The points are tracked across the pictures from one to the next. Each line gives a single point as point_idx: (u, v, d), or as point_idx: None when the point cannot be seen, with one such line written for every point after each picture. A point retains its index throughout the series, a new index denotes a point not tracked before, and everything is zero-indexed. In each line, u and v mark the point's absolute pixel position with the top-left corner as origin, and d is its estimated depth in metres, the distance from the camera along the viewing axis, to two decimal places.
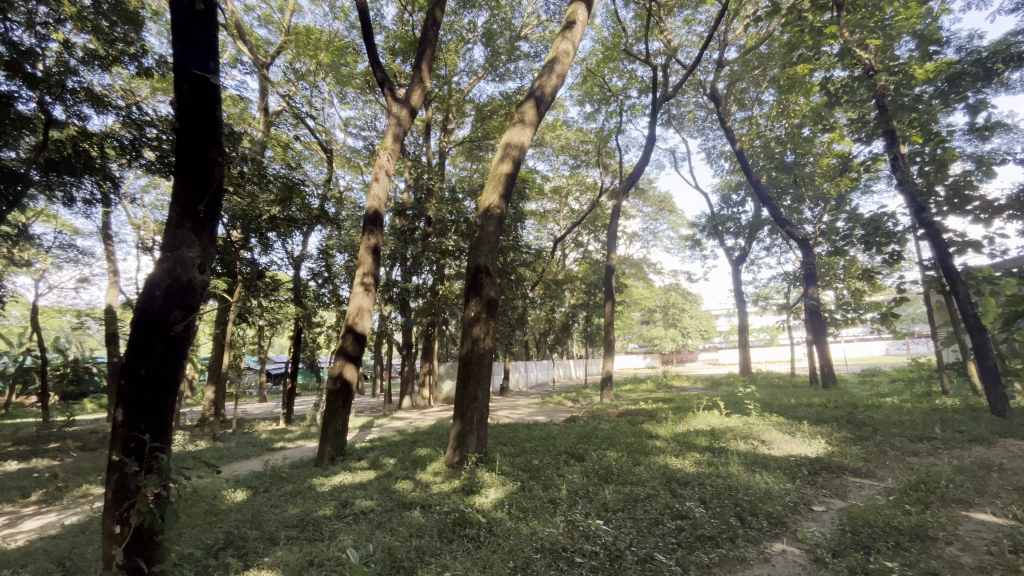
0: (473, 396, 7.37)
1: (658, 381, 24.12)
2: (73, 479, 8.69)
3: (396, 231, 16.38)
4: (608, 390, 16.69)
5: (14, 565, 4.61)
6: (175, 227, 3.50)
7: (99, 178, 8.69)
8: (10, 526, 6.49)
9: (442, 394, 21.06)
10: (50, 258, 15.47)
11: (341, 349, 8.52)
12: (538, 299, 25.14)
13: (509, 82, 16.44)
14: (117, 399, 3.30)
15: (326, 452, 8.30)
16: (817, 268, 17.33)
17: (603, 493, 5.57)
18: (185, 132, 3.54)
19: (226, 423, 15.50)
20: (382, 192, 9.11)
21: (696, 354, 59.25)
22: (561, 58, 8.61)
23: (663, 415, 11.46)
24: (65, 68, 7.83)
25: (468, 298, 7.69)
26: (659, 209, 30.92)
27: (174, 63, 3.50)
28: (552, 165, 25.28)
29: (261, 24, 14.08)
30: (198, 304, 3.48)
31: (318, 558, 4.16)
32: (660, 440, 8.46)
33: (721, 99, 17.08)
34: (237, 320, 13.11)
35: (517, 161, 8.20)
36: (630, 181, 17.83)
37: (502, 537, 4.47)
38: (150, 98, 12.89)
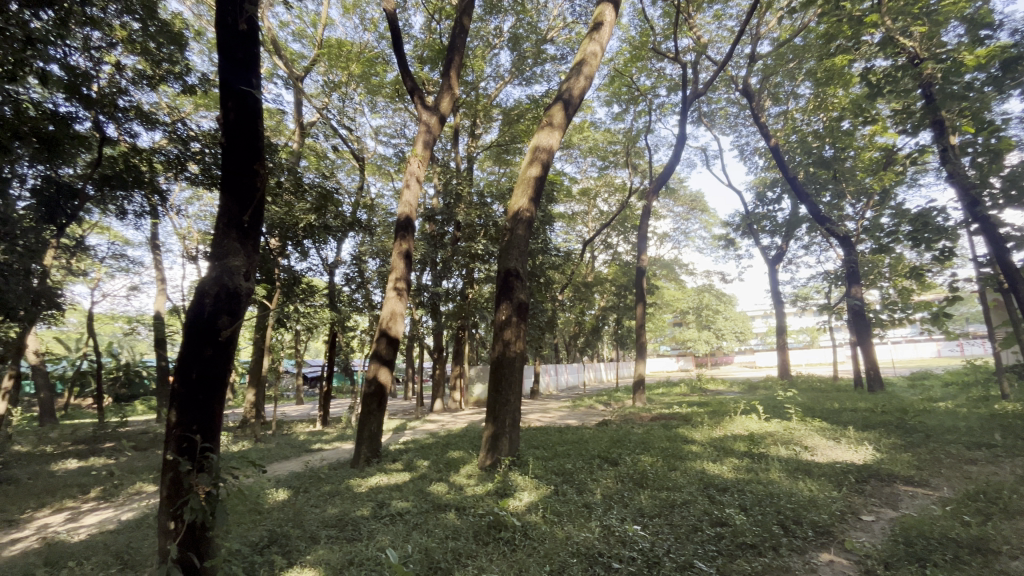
0: (505, 398, 7.40)
1: (692, 383, 23.60)
2: (127, 477, 9.17)
3: (427, 236, 16.64)
4: (640, 393, 16.43)
5: (77, 556, 4.90)
6: (222, 237, 3.66)
7: (149, 191, 9.24)
8: (73, 520, 6.93)
9: (473, 397, 21.19)
10: (104, 268, 16.40)
11: (375, 352, 8.67)
12: (568, 301, 25.07)
13: (536, 85, 16.47)
14: (170, 401, 3.48)
15: (362, 453, 8.50)
16: (860, 266, 16.63)
17: (638, 498, 5.48)
18: (230, 146, 3.71)
19: (266, 424, 16.05)
20: (413, 198, 9.26)
21: (731, 357, 57.64)
22: (589, 60, 8.57)
23: (699, 420, 11.19)
24: (116, 89, 8.30)
25: (499, 301, 7.72)
26: (690, 209, 30.30)
27: (220, 80, 3.67)
28: (580, 167, 25.16)
29: (295, 39, 14.59)
30: (244, 310, 3.62)
31: (358, 557, 4.25)
32: (697, 445, 8.27)
33: (755, 95, 16.63)
34: (276, 325, 13.57)
35: (546, 164, 8.20)
36: (660, 181, 17.54)
37: (538, 541, 4.47)
38: (193, 114, 13.53)
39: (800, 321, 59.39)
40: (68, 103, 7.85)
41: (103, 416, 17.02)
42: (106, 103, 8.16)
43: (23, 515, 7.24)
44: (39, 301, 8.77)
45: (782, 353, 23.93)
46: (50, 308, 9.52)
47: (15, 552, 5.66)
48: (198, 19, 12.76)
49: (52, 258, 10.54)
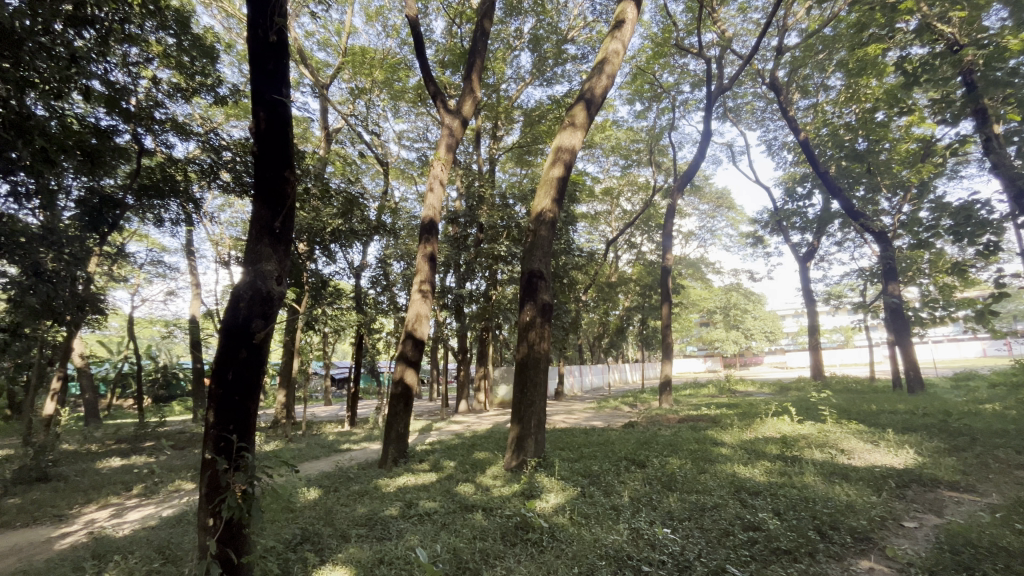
0: (530, 399, 7.39)
1: (719, 385, 23.15)
2: (166, 475, 9.54)
3: (450, 238, 16.75)
4: (667, 395, 16.17)
5: (121, 551, 5.11)
6: (256, 243, 3.78)
7: (183, 200, 9.78)
8: (118, 516, 7.24)
9: (497, 398, 21.24)
10: (143, 274, 17.10)
11: (400, 354, 8.78)
12: (591, 302, 24.91)
13: (557, 85, 16.42)
14: (208, 402, 3.59)
15: (389, 453, 8.60)
16: (897, 263, 16.03)
17: (667, 501, 5.40)
18: (262, 154, 3.82)
19: (296, 425, 16.44)
20: (437, 201, 9.35)
21: (761, 358, 56.20)
22: (611, 59, 8.50)
23: (728, 422, 10.94)
24: (154, 102, 8.68)
25: (523, 303, 7.73)
26: (716, 206, 29.70)
27: (252, 91, 3.79)
28: (602, 166, 24.95)
29: (320, 48, 14.94)
30: (277, 313, 3.73)
31: (388, 556, 4.31)
32: (726, 447, 8.09)
33: (783, 88, 16.22)
34: (305, 328, 13.90)
35: (569, 164, 8.17)
36: (684, 180, 17.24)
37: (565, 543, 4.44)
38: (225, 124, 14.01)
39: (834, 320, 57.53)
40: (108, 117, 8.22)
41: (143, 416, 17.71)
42: (144, 116, 8.54)
43: (72, 511, 7.60)
44: (84, 306, 9.16)
45: (814, 353, 23.22)
46: (94, 313, 9.98)
47: (67, 545, 5.94)
48: (228, 32, 13.23)
49: (95, 265, 11.03)
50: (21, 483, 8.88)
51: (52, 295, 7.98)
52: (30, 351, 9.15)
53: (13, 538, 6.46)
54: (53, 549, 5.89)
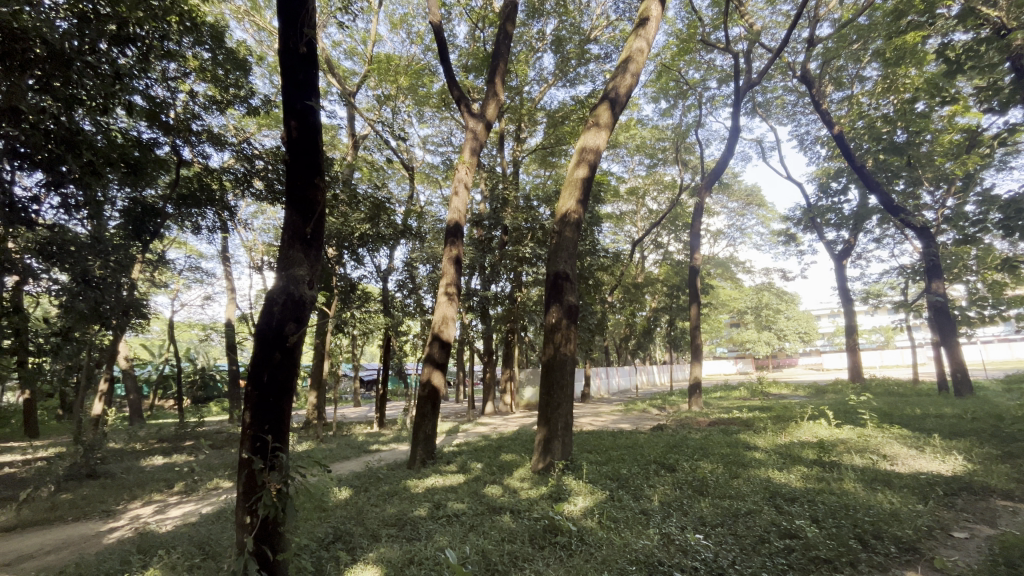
0: (557, 402, 7.35)
1: (751, 387, 22.55)
2: (206, 474, 9.90)
3: (475, 241, 16.85)
4: (696, 397, 15.85)
5: (164, 545, 5.33)
6: (288, 248, 3.89)
7: (219, 208, 10.17)
8: (161, 512, 7.55)
9: (524, 400, 21.24)
10: (182, 279, 17.81)
11: (428, 356, 8.87)
12: (617, 303, 24.62)
13: (580, 86, 16.33)
14: (244, 404, 3.70)
15: (417, 455, 8.68)
16: (941, 259, 15.29)
17: (699, 506, 5.28)
18: (293, 163, 3.92)
19: (327, 425, 16.81)
20: (462, 205, 9.40)
21: (795, 359, 54.40)
22: (636, 57, 8.41)
23: (761, 425, 10.66)
24: (191, 115, 9.02)
25: (549, 305, 7.70)
26: (746, 204, 29.00)
27: (283, 102, 3.89)
28: (627, 166, 24.69)
29: (347, 57, 15.28)
30: (309, 317, 3.82)
31: (418, 556, 4.36)
32: (760, 451, 7.87)
33: (815, 80, 15.72)
34: (335, 331, 14.23)
35: (593, 164, 8.10)
36: (712, 177, 16.88)
37: (595, 547, 4.40)
38: (258, 133, 14.51)
39: (873, 320, 55.27)
40: (150, 131, 8.61)
41: (183, 416, 18.43)
42: (181, 128, 8.90)
43: (119, 506, 7.97)
44: (128, 311, 9.62)
45: (852, 354, 22.36)
46: (137, 317, 10.44)
47: (114, 540, 6.22)
48: (260, 45, 13.70)
49: (139, 272, 11.58)
50: (72, 479, 9.35)
51: (99, 300, 8.31)
52: (80, 354, 9.64)
53: (66, 531, 6.82)
54: (102, 543, 6.19)
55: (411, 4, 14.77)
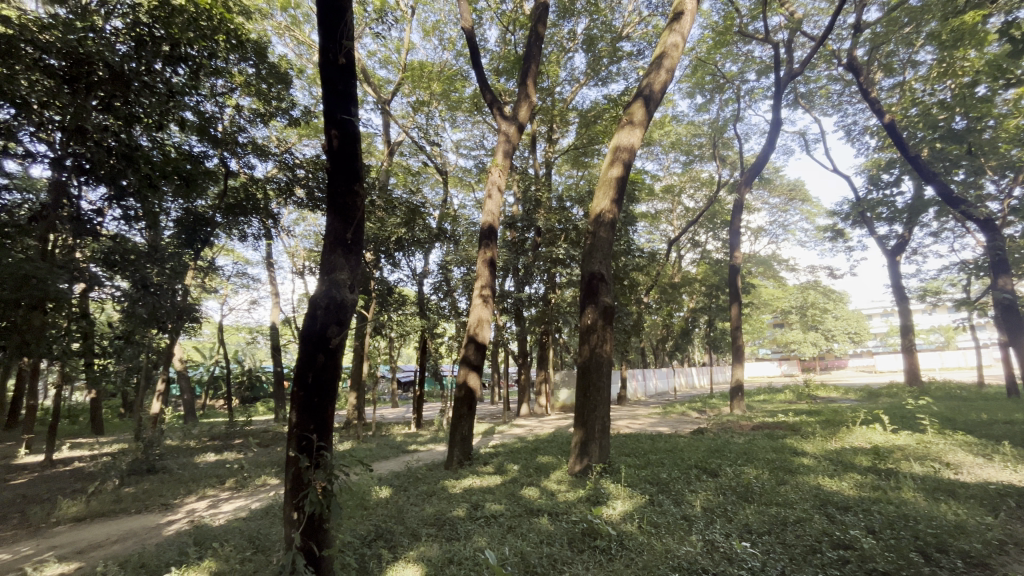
0: (593, 404, 7.27)
1: (797, 390, 21.57)
2: (254, 471, 10.32)
3: (509, 243, 16.88)
4: (739, 400, 15.36)
5: (218, 539, 5.59)
6: (330, 253, 4.01)
7: (264, 216, 10.66)
8: (214, 507, 7.94)
9: (559, 402, 21.03)
10: (230, 285, 18.66)
11: (464, 358, 8.94)
12: (654, 303, 24.12)
13: (613, 84, 16.10)
14: (291, 404, 3.84)
15: (454, 456, 8.76)
16: (1008, 253, 14.20)
17: (744, 513, 5.11)
18: (335, 172, 4.05)
19: (366, 426, 17.19)
20: (495, 207, 9.44)
21: (845, 360, 51.70)
22: (670, 52, 8.24)
23: (810, 430, 10.19)
24: (237, 128, 9.50)
25: (585, 306, 7.62)
26: (789, 199, 27.86)
27: (324, 112, 4.02)
28: (662, 164, 24.20)
29: (382, 66, 15.65)
30: (350, 319, 3.92)
31: (457, 556, 4.40)
32: (808, 457, 7.53)
33: (862, 68, 14.96)
34: (373, 333, 14.55)
35: (628, 163, 7.99)
36: (753, 172, 16.31)
37: (635, 552, 4.32)
38: (298, 143, 15.08)
39: (931, 319, 51.86)
40: (200, 144, 9.06)
41: (232, 415, 19.29)
42: (229, 141, 9.37)
43: (176, 500, 8.44)
44: (182, 315, 10.16)
45: (908, 356, 21.08)
46: (190, 321, 11.01)
47: (173, 532, 6.58)
48: (300, 59, 14.25)
49: (191, 278, 12.23)
50: (134, 473, 9.96)
51: (155, 303, 8.83)
52: (140, 356, 10.25)
53: (128, 523, 7.25)
54: (161, 534, 6.54)
55: (443, 11, 14.99)
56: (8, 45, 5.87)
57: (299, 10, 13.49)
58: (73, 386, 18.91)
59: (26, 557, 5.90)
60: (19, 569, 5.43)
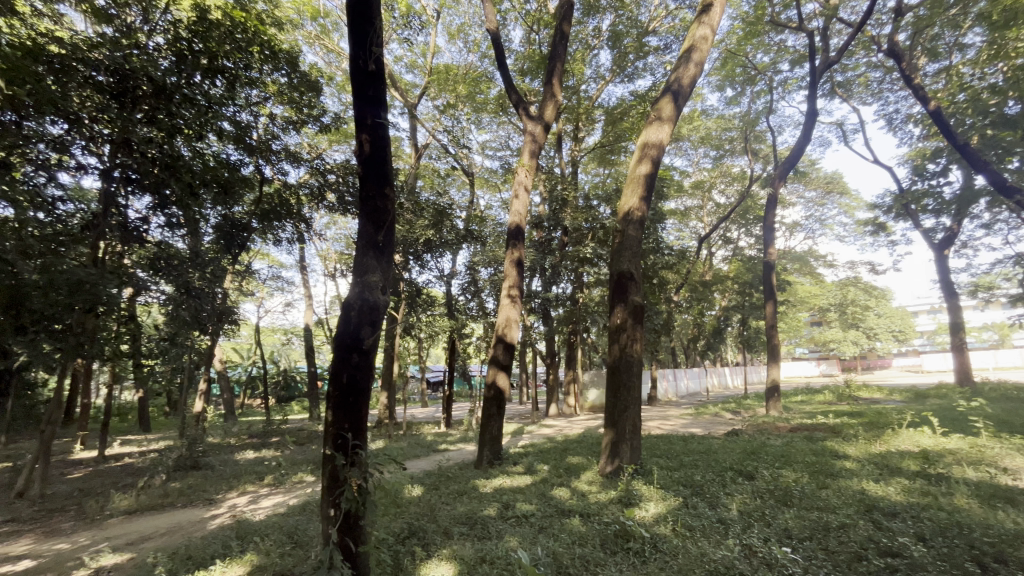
0: (624, 404, 7.19)
1: (837, 391, 20.75)
2: (291, 468, 10.65)
3: (536, 243, 16.86)
4: (775, 401, 14.90)
5: (259, 533, 5.79)
6: (362, 255, 4.10)
7: (297, 220, 10.99)
8: (254, 502, 8.24)
9: (588, 402, 20.84)
10: (266, 288, 19.29)
11: (493, 358, 8.98)
12: (684, 302, 23.66)
13: (639, 80, 15.86)
14: (327, 404, 3.94)
15: (485, 455, 8.80)
16: None
17: (783, 517, 4.95)
18: (365, 177, 4.14)
19: (397, 425, 17.46)
20: (522, 208, 9.43)
21: (889, 360, 49.46)
22: (699, 45, 8.06)
23: (852, 432, 9.80)
24: (271, 136, 9.82)
25: (614, 305, 7.54)
26: (826, 192, 26.83)
27: (354, 118, 4.12)
28: (691, 160, 23.71)
29: (408, 70, 15.89)
30: (382, 321, 3.99)
31: (490, 555, 4.42)
32: (851, 461, 7.24)
33: (904, 54, 14.28)
34: (403, 334, 14.78)
35: (656, 160, 7.86)
36: (787, 166, 15.80)
37: (670, 555, 4.25)
38: (329, 149, 15.48)
39: (983, 316, 48.99)
40: (236, 153, 9.39)
41: (269, 414, 19.94)
42: (263, 148, 9.69)
43: (219, 495, 8.79)
44: (222, 318, 10.57)
45: (958, 355, 19.98)
46: (230, 323, 11.45)
47: (216, 526, 6.86)
48: (330, 67, 14.62)
49: (230, 282, 12.72)
50: (180, 469, 10.42)
51: (198, 307, 9.14)
52: (183, 357, 10.71)
53: (175, 516, 7.58)
54: (206, 528, 6.83)
55: (468, 13, 15.10)
56: (64, 65, 6.41)
57: (329, 19, 13.82)
58: (123, 385, 19.96)
59: (83, 547, 6.24)
60: (78, 558, 5.75)
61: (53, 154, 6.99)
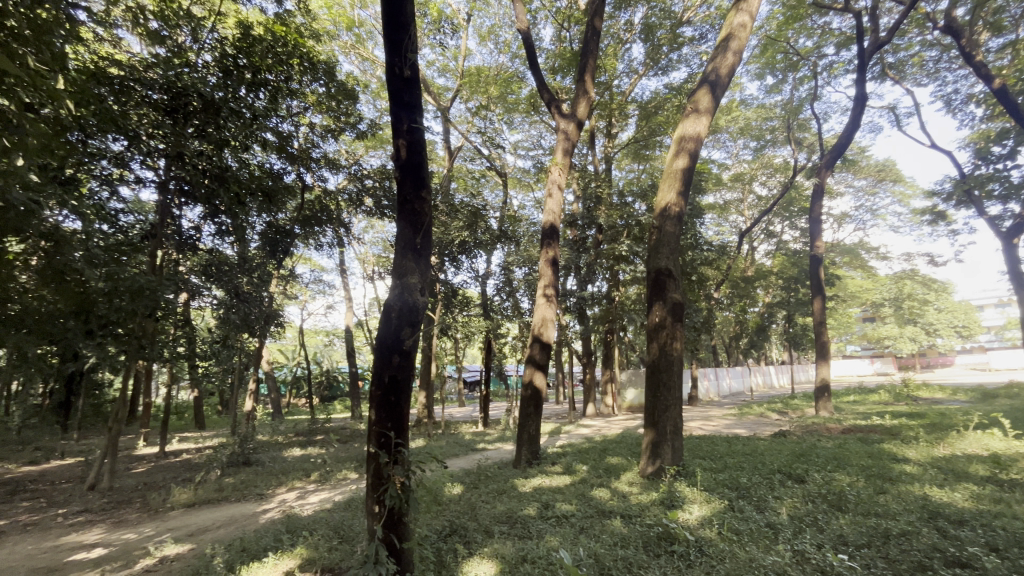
0: (664, 404, 7.05)
1: (894, 391, 19.60)
2: (336, 465, 11.01)
3: (570, 242, 16.77)
4: (825, 401, 14.24)
5: (308, 527, 6.02)
6: (401, 257, 4.18)
7: (337, 225, 11.34)
8: (302, 497, 8.56)
9: (627, 402, 20.50)
10: (309, 291, 20.00)
11: (529, 357, 8.96)
12: (725, 299, 22.92)
13: (674, 72, 15.49)
14: (370, 403, 4.04)
15: (523, 455, 8.80)
16: None
17: (837, 523, 4.72)
18: (403, 182, 4.22)
19: (435, 424, 17.73)
20: (556, 206, 9.36)
21: (952, 358, 46.29)
22: (737, 33, 7.78)
23: (912, 434, 9.22)
24: (311, 144, 10.18)
25: (652, 303, 7.39)
26: (877, 181, 25.38)
27: (392, 124, 4.21)
28: (730, 152, 22.96)
29: (440, 74, 16.10)
30: (422, 322, 4.07)
31: (531, 555, 4.42)
32: (912, 465, 6.82)
33: (964, 29, 13.32)
34: (440, 335, 14.99)
35: (694, 153, 7.65)
36: (835, 155, 15.04)
37: (716, 559, 4.13)
38: (366, 155, 15.89)
39: None
40: (280, 162, 9.75)
41: (314, 413, 20.67)
42: (303, 157, 10.05)
43: (269, 490, 9.20)
44: (269, 320, 11.03)
45: None
46: (276, 325, 11.93)
47: (268, 520, 7.18)
48: (365, 74, 15.00)
49: (276, 286, 13.27)
50: (233, 465, 10.95)
51: (247, 310, 9.74)
52: (234, 359, 11.25)
53: (229, 510, 7.97)
54: (258, 521, 7.16)
55: (498, 15, 15.16)
56: (122, 87, 6.85)
57: (363, 28, 14.18)
58: (180, 385, 21.15)
59: (148, 537, 6.66)
60: (143, 548, 6.13)
61: (115, 169, 7.53)
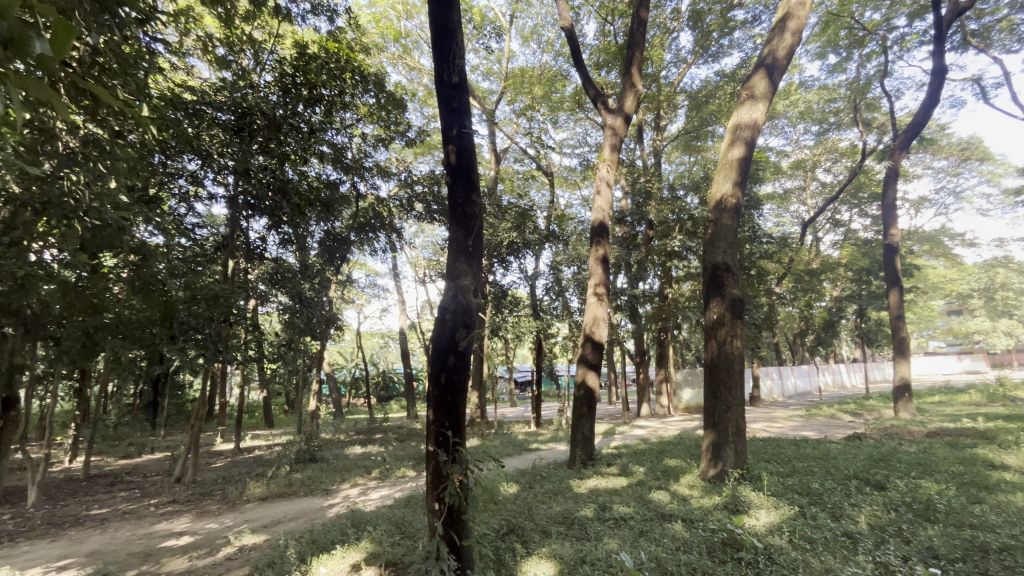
0: (726, 404, 6.75)
1: (987, 391, 17.76)
2: (394, 463, 11.37)
3: (619, 239, 16.44)
4: (905, 402, 13.16)
5: (371, 522, 6.26)
6: (454, 260, 4.25)
7: (389, 231, 11.74)
8: (363, 494, 8.90)
9: (683, 403, 19.82)
10: (364, 295, 20.78)
11: (581, 357, 8.86)
12: (788, 293, 21.68)
13: (725, 58, 14.87)
14: (428, 404, 4.14)
15: (577, 456, 8.71)
16: None
17: (924, 533, 4.35)
18: (454, 185, 4.30)
19: (488, 424, 17.93)
20: (605, 203, 9.19)
21: None
22: (795, 12, 7.35)
23: (1013, 439, 8.31)
24: (364, 154, 10.56)
25: (709, 299, 7.10)
26: (960, 160, 23.16)
27: (441, 129, 4.29)
28: (790, 138, 21.71)
29: (485, 77, 16.28)
30: (476, 323, 4.13)
31: (590, 556, 4.38)
32: (1011, 472, 6.16)
33: None
34: (491, 335, 15.14)
35: (750, 142, 7.29)
36: (910, 134, 13.86)
37: (788, 569, 3.91)
38: (415, 161, 16.35)
39: None
40: (335, 173, 10.19)
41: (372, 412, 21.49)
42: (357, 166, 10.45)
43: (334, 486, 9.65)
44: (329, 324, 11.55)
45: None
46: (336, 329, 12.51)
47: (333, 514, 7.54)
48: (412, 83, 15.42)
49: (334, 291, 13.91)
50: (300, 461, 11.58)
51: (309, 314, 10.26)
52: (299, 361, 11.88)
53: (298, 504, 8.44)
54: (325, 515, 7.53)
55: (540, 14, 15.13)
56: (195, 110, 7.44)
57: (410, 39, 14.58)
58: (250, 386, 22.61)
59: (228, 527, 7.17)
60: (224, 537, 6.60)
61: (191, 187, 8.17)
